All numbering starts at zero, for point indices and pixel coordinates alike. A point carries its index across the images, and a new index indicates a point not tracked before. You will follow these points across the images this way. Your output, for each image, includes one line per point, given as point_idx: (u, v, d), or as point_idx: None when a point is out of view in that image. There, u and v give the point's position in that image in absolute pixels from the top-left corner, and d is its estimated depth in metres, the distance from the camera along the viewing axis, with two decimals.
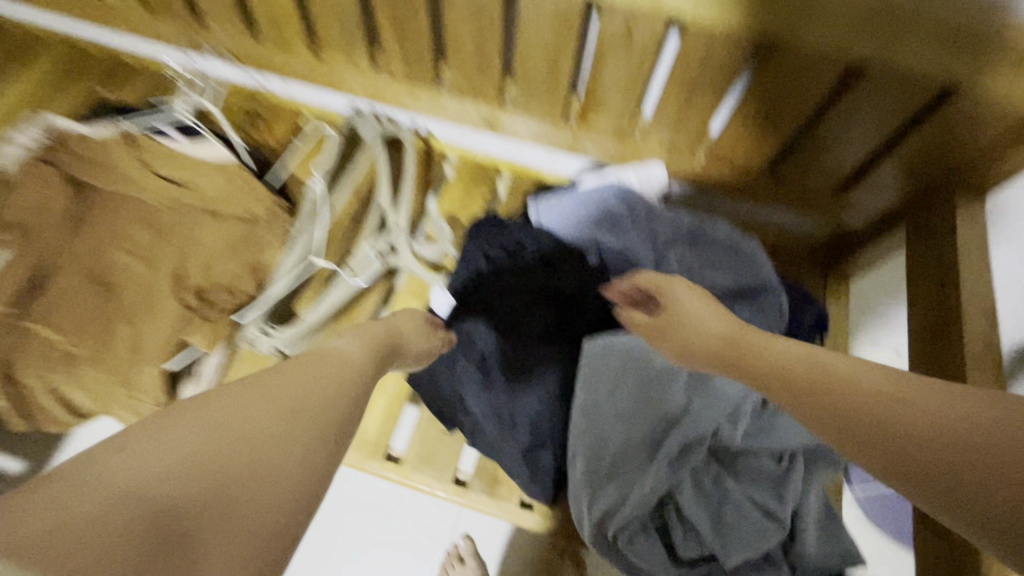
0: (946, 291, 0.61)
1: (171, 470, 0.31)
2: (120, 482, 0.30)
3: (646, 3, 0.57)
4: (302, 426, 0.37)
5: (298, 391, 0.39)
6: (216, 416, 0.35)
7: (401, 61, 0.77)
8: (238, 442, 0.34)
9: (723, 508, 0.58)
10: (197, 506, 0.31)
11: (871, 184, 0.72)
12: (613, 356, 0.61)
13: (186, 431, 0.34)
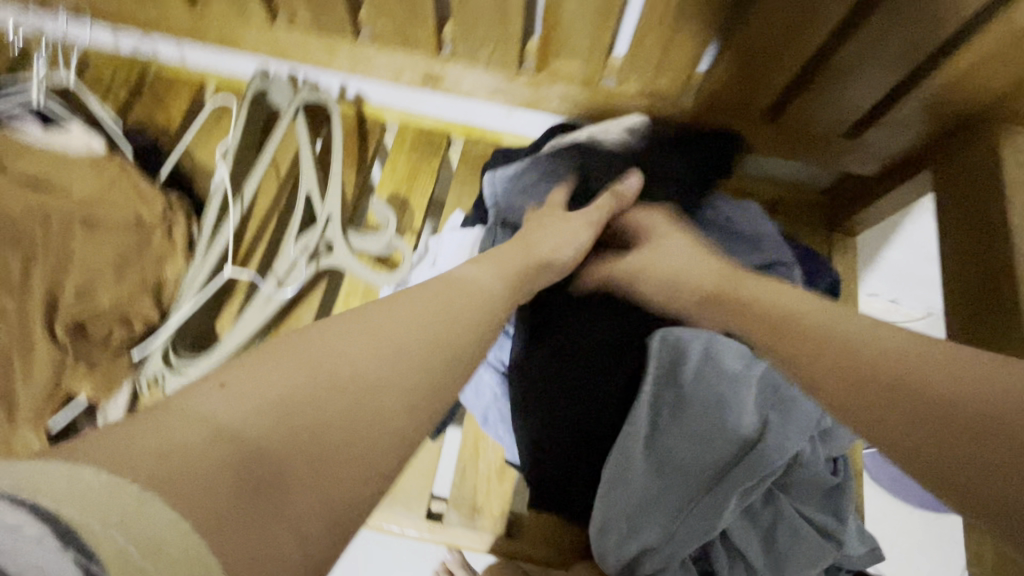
0: (987, 248, 0.51)
1: (264, 404, 0.26)
2: (186, 433, 0.24)
3: None
4: (402, 367, 0.31)
5: (404, 335, 0.33)
6: (327, 353, 0.30)
7: (304, 7, 0.60)
8: (340, 380, 0.29)
9: (775, 531, 0.46)
10: (289, 446, 0.26)
11: (889, 123, 0.60)
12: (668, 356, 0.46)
13: (305, 360, 0.29)
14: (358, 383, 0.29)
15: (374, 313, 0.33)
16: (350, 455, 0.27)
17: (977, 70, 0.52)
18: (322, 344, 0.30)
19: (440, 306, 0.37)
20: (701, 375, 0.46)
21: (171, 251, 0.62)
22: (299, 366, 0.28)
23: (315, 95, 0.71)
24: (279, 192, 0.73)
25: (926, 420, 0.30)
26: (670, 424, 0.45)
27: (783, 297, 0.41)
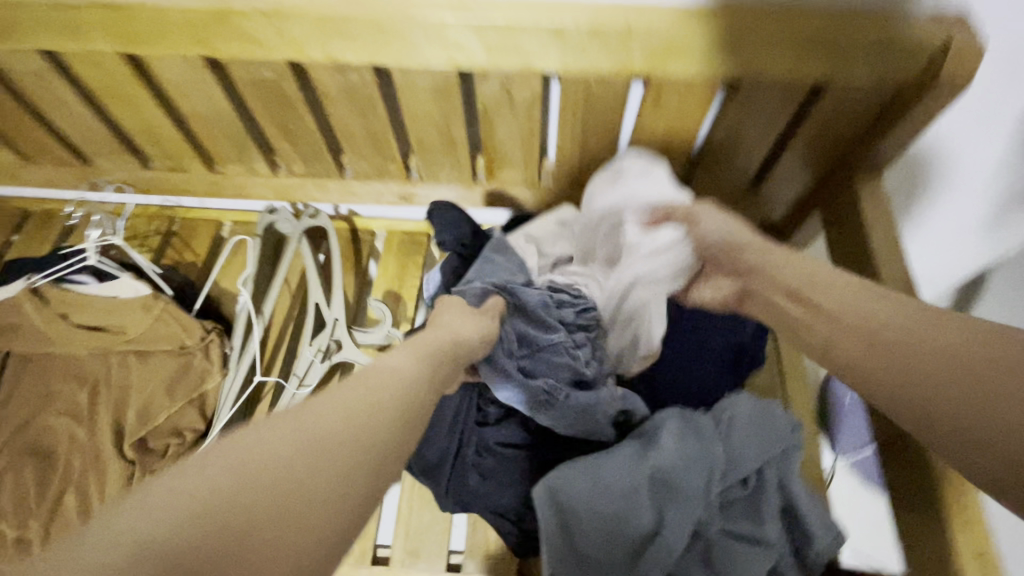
0: (864, 271, 0.63)
1: (184, 510, 0.24)
2: (100, 551, 0.22)
3: (516, 64, 0.58)
4: (330, 456, 0.29)
5: (341, 422, 0.30)
6: (245, 455, 0.27)
7: (298, 159, 0.76)
8: (255, 476, 0.26)
9: (719, 563, 0.56)
10: (220, 551, 0.24)
11: (777, 177, 0.74)
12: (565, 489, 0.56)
13: (233, 462, 0.26)
14: (283, 481, 0.27)
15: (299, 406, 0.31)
16: (291, 543, 0.26)
17: (822, 133, 0.65)
18: (258, 438, 0.28)
19: (379, 392, 0.34)
20: (599, 486, 0.56)
21: (210, 367, 0.75)
22: (216, 472, 0.26)
23: (313, 220, 0.86)
24: (293, 303, 0.87)
25: (943, 397, 0.33)
26: (590, 533, 0.55)
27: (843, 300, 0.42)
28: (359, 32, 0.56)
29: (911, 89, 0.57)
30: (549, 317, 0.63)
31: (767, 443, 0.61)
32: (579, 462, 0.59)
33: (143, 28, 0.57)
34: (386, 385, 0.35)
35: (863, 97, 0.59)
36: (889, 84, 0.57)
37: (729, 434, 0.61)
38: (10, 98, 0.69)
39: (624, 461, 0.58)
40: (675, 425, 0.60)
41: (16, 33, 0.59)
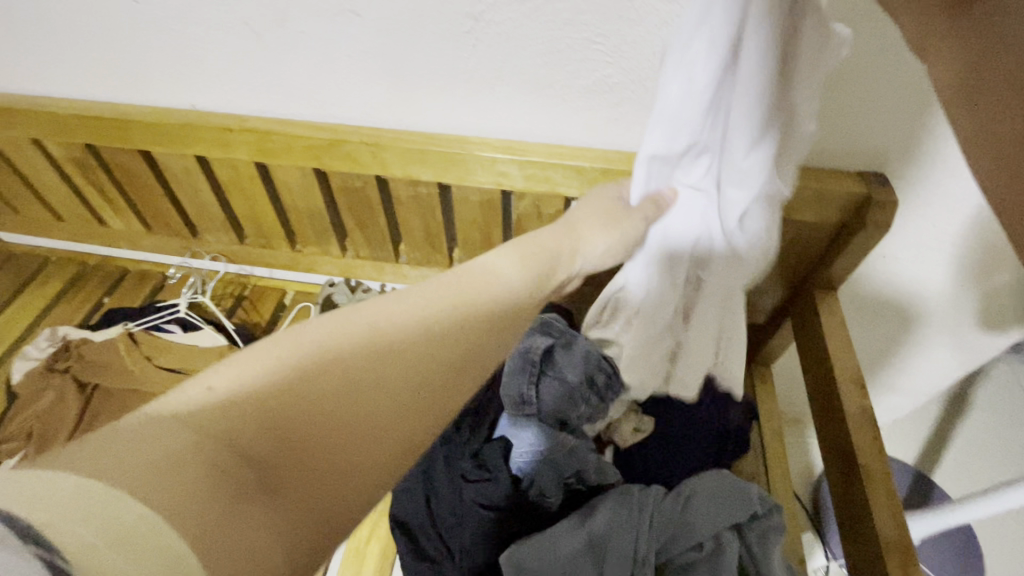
0: (824, 370, 0.76)
1: (255, 406, 0.31)
2: (168, 439, 0.28)
3: (546, 189, 0.76)
4: (388, 393, 0.37)
5: (402, 350, 0.39)
6: (317, 364, 0.35)
7: (365, 244, 0.95)
8: (321, 383, 0.34)
9: None
10: (275, 455, 0.31)
11: (755, 287, 0.89)
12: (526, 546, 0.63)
13: (298, 368, 0.34)
14: (346, 404, 0.34)
15: (385, 315, 0.39)
16: (338, 462, 0.34)
17: (788, 254, 0.81)
18: (329, 350, 0.36)
19: (469, 312, 0.44)
20: (552, 541, 0.64)
21: None
22: (276, 381, 0.33)
23: (366, 296, 1.01)
24: None
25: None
26: None
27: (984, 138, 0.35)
28: (433, 159, 0.76)
29: (849, 227, 0.73)
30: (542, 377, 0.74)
31: (716, 513, 0.68)
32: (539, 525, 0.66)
33: (274, 146, 0.78)
34: (479, 298, 0.45)
35: (814, 230, 0.76)
36: (833, 222, 0.73)
37: (680, 507, 0.70)
38: (155, 184, 0.90)
39: (572, 520, 0.66)
40: (622, 497, 0.68)
41: (180, 142, 0.81)
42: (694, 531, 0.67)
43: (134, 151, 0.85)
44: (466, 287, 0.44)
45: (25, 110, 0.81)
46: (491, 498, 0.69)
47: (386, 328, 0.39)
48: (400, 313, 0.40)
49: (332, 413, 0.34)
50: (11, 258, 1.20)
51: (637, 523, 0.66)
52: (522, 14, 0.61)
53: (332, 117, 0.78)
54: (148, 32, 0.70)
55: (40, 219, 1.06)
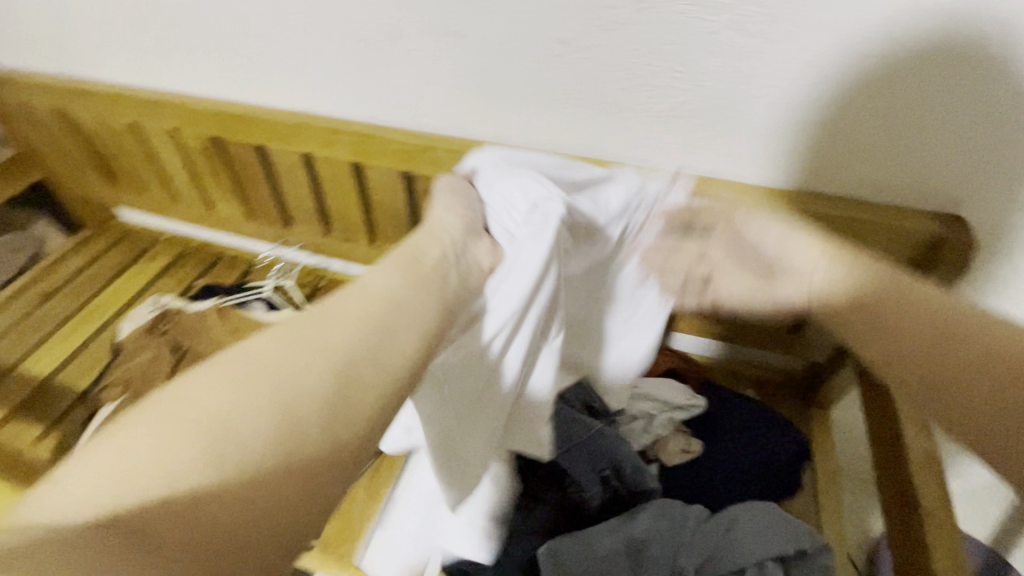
0: (887, 410, 0.73)
1: (157, 461, 0.34)
2: (75, 498, 0.31)
3: None
4: (291, 430, 0.38)
5: (288, 387, 0.40)
6: (198, 413, 0.37)
7: None
8: (220, 426, 0.36)
9: None
10: (180, 509, 0.33)
11: (817, 323, 0.88)
12: (562, 546, 0.65)
13: (194, 423, 0.36)
14: (247, 446, 0.36)
15: (263, 353, 0.42)
16: (247, 504, 0.35)
17: None
18: (209, 397, 0.38)
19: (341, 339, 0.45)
20: (586, 546, 0.65)
21: None
22: (177, 435, 0.35)
23: None
24: None
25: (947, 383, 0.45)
26: None
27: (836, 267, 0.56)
28: None
29: (919, 267, 0.72)
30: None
31: (768, 543, 0.64)
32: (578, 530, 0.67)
33: (372, 148, 0.87)
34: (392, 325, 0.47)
35: None
36: (902, 260, 0.73)
37: (728, 531, 0.66)
38: (262, 176, 1.02)
39: (609, 528, 0.67)
40: (662, 506, 0.68)
41: (292, 139, 0.91)
42: (739, 560, 0.62)
43: (250, 146, 0.97)
44: (359, 304, 0.48)
45: (170, 104, 0.95)
46: (533, 491, 0.72)
47: (312, 334, 0.44)
48: (270, 343, 0.42)
49: (260, 427, 0.37)
50: (127, 237, 1.36)
51: (671, 542, 0.65)
52: (609, 42, 0.67)
53: (424, 127, 0.86)
54: (283, 44, 0.82)
55: (159, 200, 1.20)
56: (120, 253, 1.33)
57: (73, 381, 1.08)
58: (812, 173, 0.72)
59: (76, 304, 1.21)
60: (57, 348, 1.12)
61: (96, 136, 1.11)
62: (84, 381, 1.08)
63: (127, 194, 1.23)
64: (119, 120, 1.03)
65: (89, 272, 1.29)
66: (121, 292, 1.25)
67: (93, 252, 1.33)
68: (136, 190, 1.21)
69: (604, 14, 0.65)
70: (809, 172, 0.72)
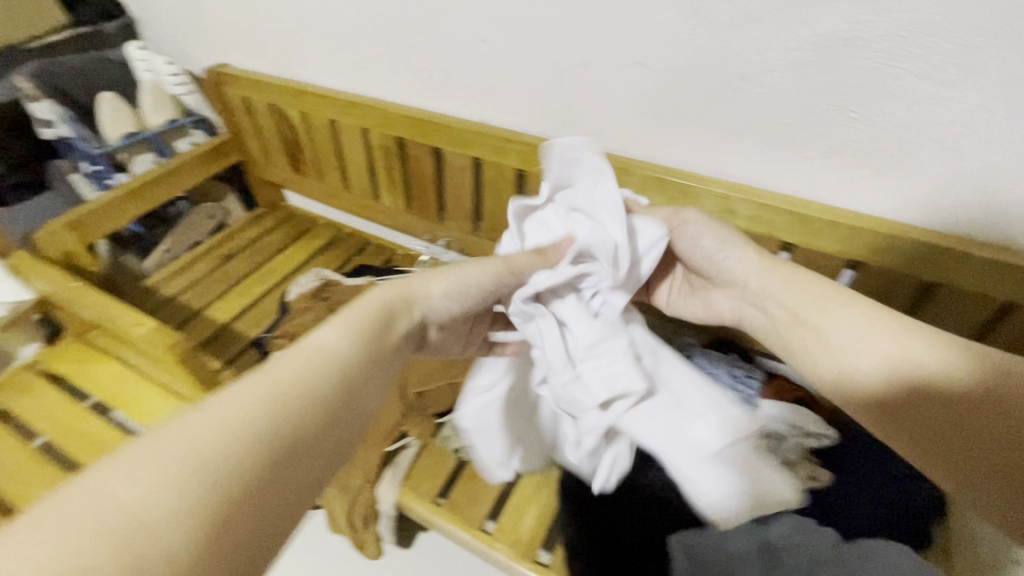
0: None
1: (55, 550, 0.30)
2: None
3: (765, 231, 0.85)
4: (227, 501, 0.35)
5: (224, 456, 0.36)
6: (105, 503, 0.32)
7: None
8: (129, 515, 0.32)
9: None
10: None
11: None
12: (694, 539, 0.69)
13: (89, 511, 0.32)
14: (163, 528, 0.32)
15: (182, 421, 0.37)
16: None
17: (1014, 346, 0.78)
18: (109, 481, 0.33)
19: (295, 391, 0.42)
20: (719, 544, 0.68)
21: None
22: (68, 525, 0.31)
23: None
24: None
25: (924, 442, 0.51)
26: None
27: (827, 308, 0.59)
28: (669, 189, 0.89)
29: None
30: (722, 379, 0.90)
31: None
32: (709, 526, 0.71)
33: (540, 158, 0.98)
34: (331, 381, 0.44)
35: None
36: None
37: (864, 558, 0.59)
38: (431, 173, 1.16)
39: (741, 530, 0.69)
40: (793, 520, 0.70)
41: (469, 143, 1.05)
42: None
43: (428, 147, 1.11)
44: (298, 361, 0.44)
45: (370, 107, 1.12)
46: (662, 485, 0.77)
47: (255, 397, 0.40)
48: (195, 419, 0.37)
49: (187, 505, 0.33)
50: (294, 218, 1.58)
51: (808, 556, 0.64)
52: (789, 81, 0.73)
53: (589, 144, 0.96)
54: (481, 62, 0.96)
55: (332, 187, 1.39)
56: (288, 229, 1.54)
57: (244, 330, 1.26)
58: (983, 221, 0.72)
59: (251, 267, 1.42)
60: (236, 300, 1.32)
61: (295, 129, 1.32)
62: (252, 331, 1.26)
63: (304, 180, 1.43)
64: (320, 116, 1.22)
65: (262, 242, 1.50)
66: (285, 262, 1.44)
67: (266, 227, 1.55)
68: (314, 177, 1.41)
69: (789, 55, 0.71)
70: (979, 220, 0.73)
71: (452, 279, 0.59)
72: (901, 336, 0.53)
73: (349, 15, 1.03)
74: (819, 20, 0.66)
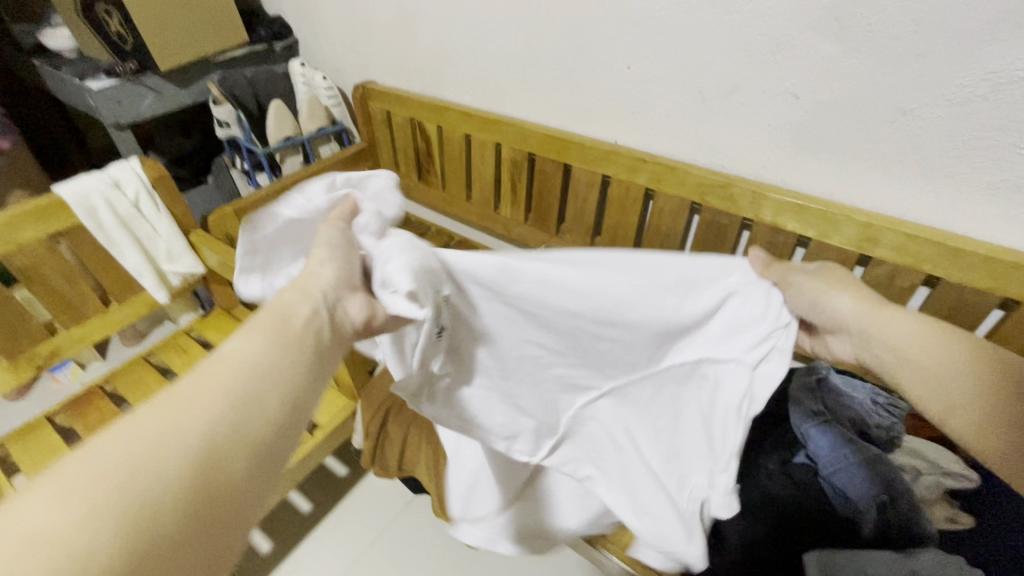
0: None
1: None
2: None
3: (910, 262, 0.85)
4: (166, 481, 0.33)
5: (160, 447, 0.34)
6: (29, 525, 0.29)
7: None
8: (54, 529, 0.29)
9: None
10: None
11: None
12: (832, 562, 0.67)
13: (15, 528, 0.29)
14: (97, 524, 0.30)
15: (108, 433, 0.35)
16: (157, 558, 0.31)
17: None
18: (31, 504, 0.30)
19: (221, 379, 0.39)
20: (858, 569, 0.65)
21: None
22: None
23: None
24: None
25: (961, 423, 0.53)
26: None
27: (949, 360, 0.53)
28: (808, 215, 0.91)
29: None
30: (861, 394, 0.84)
31: None
32: (848, 552, 0.69)
33: (673, 178, 1.03)
34: (249, 362, 0.41)
35: None
36: None
37: None
38: (557, 188, 1.24)
39: (882, 558, 0.66)
40: (938, 555, 0.66)
41: (602, 161, 1.11)
42: None
43: (558, 164, 1.19)
44: (223, 362, 0.41)
45: (507, 124, 1.22)
46: (789, 499, 0.77)
47: (189, 397, 0.38)
48: (114, 434, 0.34)
49: (139, 506, 0.31)
50: (410, 223, 1.71)
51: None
52: (954, 115, 0.74)
53: (724, 168, 1.00)
54: (625, 86, 1.03)
55: (454, 196, 1.50)
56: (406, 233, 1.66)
57: None
58: None
59: None
60: None
61: (429, 141, 1.44)
62: None
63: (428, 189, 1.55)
64: (456, 131, 1.34)
65: None
66: None
67: None
68: (438, 186, 1.52)
69: (956, 90, 0.72)
70: None
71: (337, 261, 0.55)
72: (937, 344, 0.55)
73: (503, 42, 1.14)
74: (995, 57, 0.68)
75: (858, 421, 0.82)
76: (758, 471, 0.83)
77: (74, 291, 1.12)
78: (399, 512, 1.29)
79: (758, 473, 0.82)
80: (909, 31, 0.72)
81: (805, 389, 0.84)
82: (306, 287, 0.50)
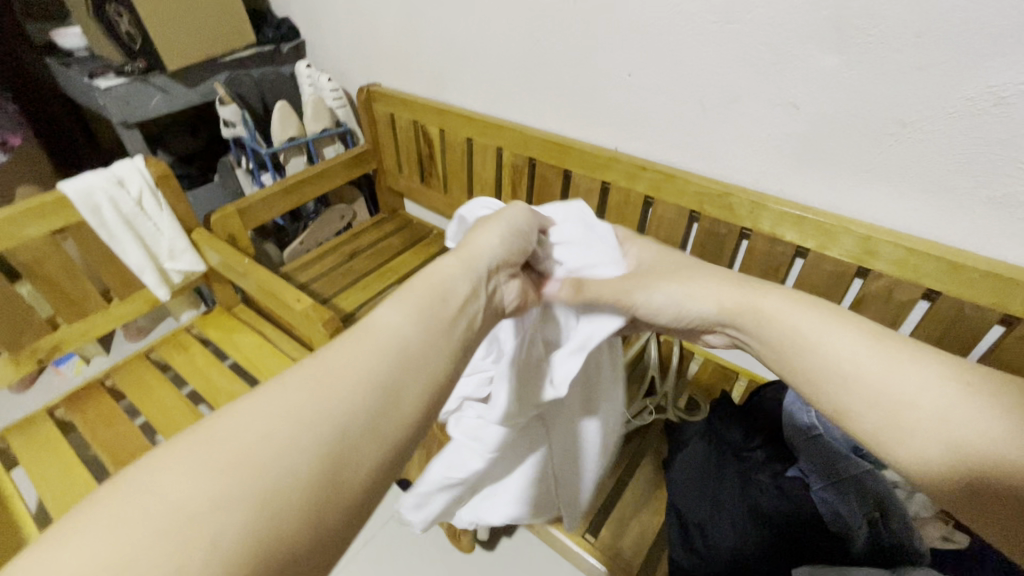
0: None
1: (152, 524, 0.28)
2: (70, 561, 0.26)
3: (908, 276, 0.84)
4: (302, 450, 0.33)
5: (301, 418, 0.34)
6: (190, 477, 0.30)
7: None
8: (214, 482, 0.30)
9: None
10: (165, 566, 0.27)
11: None
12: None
13: (174, 479, 0.30)
14: (246, 486, 0.30)
15: (260, 396, 0.36)
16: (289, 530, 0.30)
17: None
18: (194, 455, 0.32)
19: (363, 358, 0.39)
20: None
21: None
22: (153, 498, 0.29)
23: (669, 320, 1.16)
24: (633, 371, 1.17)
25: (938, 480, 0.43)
26: None
27: (889, 367, 0.47)
28: (808, 226, 0.90)
29: None
30: None
31: None
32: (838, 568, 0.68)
33: (672, 187, 1.03)
34: (386, 342, 0.41)
35: None
36: None
37: None
38: (557, 193, 1.24)
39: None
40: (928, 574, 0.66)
41: (602, 168, 1.11)
42: None
43: (558, 169, 1.19)
44: (367, 340, 0.41)
45: (509, 129, 1.22)
46: (782, 513, 0.76)
47: (335, 370, 0.38)
48: (260, 400, 0.35)
49: (282, 474, 0.32)
50: (411, 225, 1.72)
51: None
52: (955, 129, 0.73)
53: (723, 177, 1.00)
54: (626, 93, 1.03)
55: (455, 198, 1.50)
56: (408, 235, 1.67)
57: None
58: None
59: (373, 265, 1.55)
60: (358, 293, 1.44)
61: (432, 144, 1.45)
62: None
63: (430, 192, 1.56)
64: (459, 135, 1.35)
65: (383, 244, 1.63)
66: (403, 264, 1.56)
67: (385, 231, 1.68)
68: (441, 189, 1.53)
69: (958, 104, 0.71)
70: None
71: (498, 233, 0.58)
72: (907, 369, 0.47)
73: (506, 47, 1.15)
74: (997, 71, 0.67)
75: (851, 437, 0.81)
76: (750, 482, 0.81)
77: (76, 285, 1.13)
78: (393, 513, 1.30)
79: (751, 485, 0.81)
80: (910, 43, 0.71)
81: (795, 406, 0.84)
82: (470, 263, 0.53)
